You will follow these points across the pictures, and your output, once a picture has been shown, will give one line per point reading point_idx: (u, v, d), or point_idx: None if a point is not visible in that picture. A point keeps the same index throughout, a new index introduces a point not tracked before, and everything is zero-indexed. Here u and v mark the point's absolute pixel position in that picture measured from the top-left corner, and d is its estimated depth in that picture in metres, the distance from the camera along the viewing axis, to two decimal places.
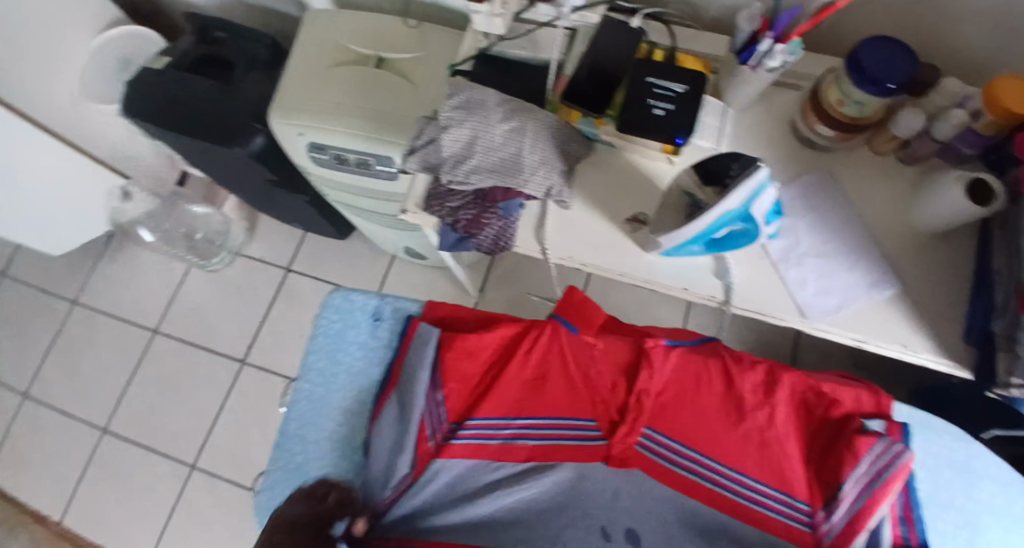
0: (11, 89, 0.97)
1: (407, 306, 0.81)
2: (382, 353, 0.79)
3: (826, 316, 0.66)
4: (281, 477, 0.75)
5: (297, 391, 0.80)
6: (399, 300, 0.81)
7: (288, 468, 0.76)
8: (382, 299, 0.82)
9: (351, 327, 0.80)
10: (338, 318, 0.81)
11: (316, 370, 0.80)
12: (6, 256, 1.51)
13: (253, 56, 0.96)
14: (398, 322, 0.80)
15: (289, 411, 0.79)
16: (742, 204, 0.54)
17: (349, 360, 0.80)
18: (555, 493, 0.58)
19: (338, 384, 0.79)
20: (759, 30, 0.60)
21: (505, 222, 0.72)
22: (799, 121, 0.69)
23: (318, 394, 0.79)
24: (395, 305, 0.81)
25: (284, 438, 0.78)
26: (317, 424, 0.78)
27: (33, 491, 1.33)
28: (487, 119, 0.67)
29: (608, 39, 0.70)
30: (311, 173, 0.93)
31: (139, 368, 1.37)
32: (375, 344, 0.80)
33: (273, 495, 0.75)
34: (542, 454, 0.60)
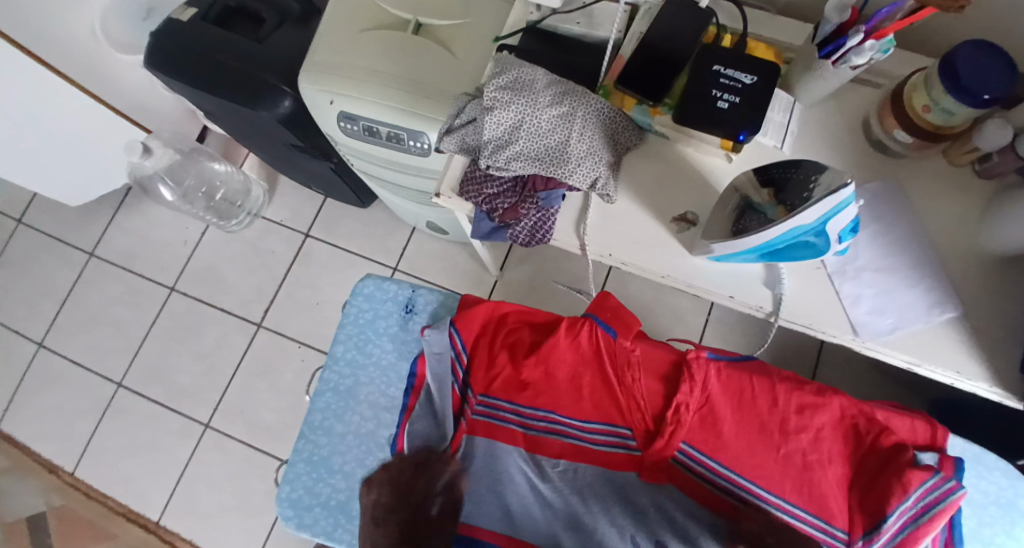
0: (26, 30, 0.93)
1: (439, 300, 0.78)
2: (412, 346, 0.78)
3: (882, 336, 0.61)
4: (305, 469, 0.76)
5: (322, 380, 0.79)
6: (431, 292, 0.78)
7: (312, 461, 0.77)
8: (414, 290, 0.79)
9: (381, 317, 0.78)
10: (368, 306, 0.79)
11: (343, 360, 0.79)
12: (24, 202, 1.49)
13: (285, 12, 0.91)
14: (429, 316, 0.77)
15: (314, 401, 0.79)
16: (819, 217, 0.50)
17: (378, 353, 0.78)
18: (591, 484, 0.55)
19: (364, 376, 0.78)
20: (848, 22, 0.56)
21: (544, 213, 0.67)
22: (873, 121, 0.64)
23: (345, 386, 0.78)
24: (426, 297, 0.78)
25: (308, 429, 0.78)
26: (343, 417, 0.78)
27: (46, 441, 1.35)
28: (535, 101, 0.62)
29: (673, 18, 0.64)
30: (340, 142, 0.89)
31: (153, 325, 1.36)
32: (405, 337, 0.78)
33: (296, 486, 0.76)
34: (576, 453, 0.58)
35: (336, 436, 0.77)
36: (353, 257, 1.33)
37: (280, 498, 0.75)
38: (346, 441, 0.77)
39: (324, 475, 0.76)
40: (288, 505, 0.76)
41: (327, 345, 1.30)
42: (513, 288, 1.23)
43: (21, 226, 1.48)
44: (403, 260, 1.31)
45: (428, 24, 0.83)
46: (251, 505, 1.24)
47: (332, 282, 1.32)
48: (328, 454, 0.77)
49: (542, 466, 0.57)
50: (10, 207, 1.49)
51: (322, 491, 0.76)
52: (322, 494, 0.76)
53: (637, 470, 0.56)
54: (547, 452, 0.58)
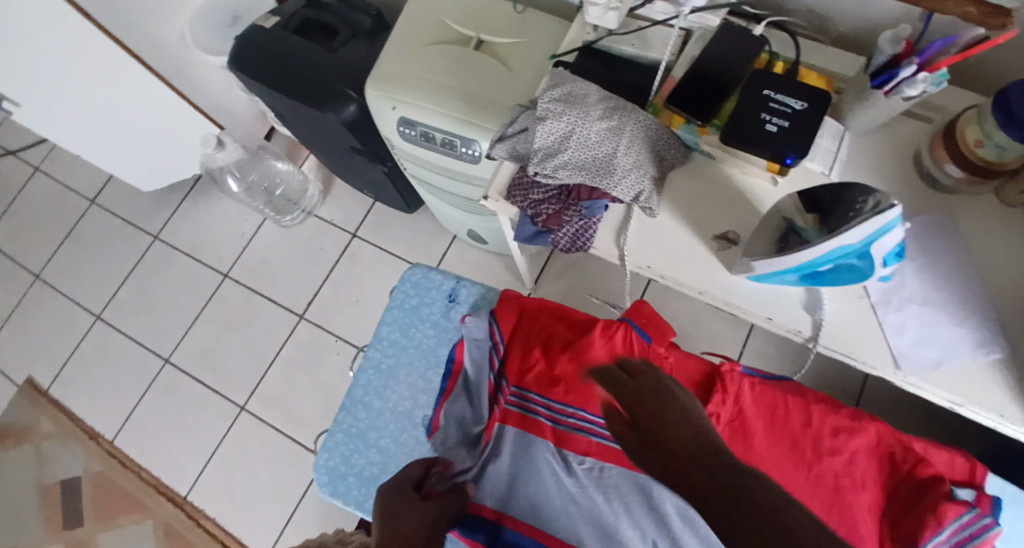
0: (127, 30, 1.03)
1: (482, 293, 0.81)
2: (453, 334, 0.80)
3: (923, 370, 0.60)
4: (343, 439, 0.79)
5: (366, 358, 0.83)
6: (475, 285, 0.81)
7: (350, 433, 0.80)
8: (458, 282, 0.82)
9: (426, 304, 0.82)
10: (414, 292, 0.83)
11: (388, 340, 0.82)
12: (99, 185, 1.61)
13: (357, 26, 0.98)
14: (472, 307, 0.80)
15: (357, 377, 0.82)
16: (864, 238, 0.51)
17: (420, 337, 0.81)
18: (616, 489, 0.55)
19: (406, 358, 0.81)
20: (902, 55, 0.57)
21: (586, 222, 0.69)
22: (924, 154, 0.64)
23: (387, 365, 0.81)
24: (470, 289, 0.82)
25: (349, 402, 0.81)
26: (383, 394, 0.81)
27: (94, 409, 1.43)
28: (586, 114, 0.65)
29: (726, 44, 0.66)
30: (396, 146, 0.94)
31: (205, 309, 1.44)
32: (446, 324, 0.81)
33: (333, 454, 0.79)
34: (603, 452, 0.56)
35: (374, 412, 0.80)
36: (396, 260, 1.38)
37: (317, 464, 0.78)
38: (383, 418, 0.80)
39: (360, 446, 0.79)
40: (324, 472, 0.79)
41: (363, 342, 1.34)
42: None
43: (94, 206, 1.60)
44: (442, 266, 1.35)
45: (489, 41, 0.87)
46: (278, 490, 1.28)
47: (374, 282, 1.37)
48: (366, 427, 0.80)
49: (568, 461, 0.58)
50: (87, 188, 1.62)
51: (357, 462, 0.78)
52: (357, 465, 0.78)
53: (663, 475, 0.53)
54: (574, 448, 0.58)
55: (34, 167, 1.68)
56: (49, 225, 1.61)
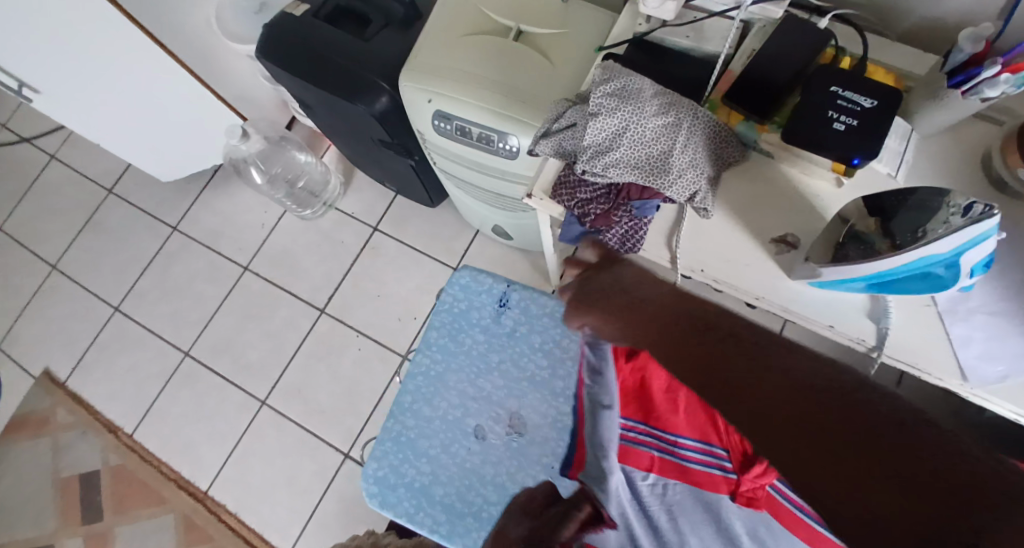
0: (151, 15, 1.00)
1: (535, 297, 0.81)
2: (505, 341, 0.80)
3: (992, 384, 0.57)
4: (392, 448, 0.78)
5: (413, 364, 0.81)
6: (527, 290, 0.81)
7: (399, 442, 0.78)
8: (509, 286, 0.82)
9: (476, 308, 0.81)
10: (463, 296, 0.82)
11: (436, 346, 0.81)
12: (117, 174, 1.59)
13: (390, 14, 0.95)
14: (524, 312, 0.81)
15: (404, 384, 0.81)
16: (953, 249, 0.48)
17: (469, 343, 0.81)
18: (685, 504, 0.52)
19: (456, 364, 0.80)
20: (981, 54, 0.54)
21: (636, 223, 0.66)
22: (995, 158, 0.61)
23: (436, 371, 0.80)
24: (522, 293, 0.81)
25: (398, 410, 0.79)
26: (432, 401, 0.79)
27: (112, 401, 1.42)
28: (641, 110, 0.62)
29: (789, 39, 0.63)
30: (430, 140, 0.91)
31: (224, 301, 1.42)
32: (497, 330, 0.81)
33: (383, 464, 0.77)
34: (665, 467, 0.55)
35: (423, 420, 0.79)
36: (419, 255, 1.35)
37: (366, 474, 0.76)
38: (433, 425, 0.78)
39: (409, 454, 0.77)
40: (373, 482, 0.77)
41: (385, 337, 1.32)
42: None
43: (111, 196, 1.58)
44: (465, 261, 1.33)
45: (530, 32, 0.84)
46: (298, 485, 1.26)
47: (396, 276, 1.35)
48: (415, 435, 0.78)
49: (632, 478, 0.54)
50: (104, 177, 1.60)
51: (406, 473, 0.77)
52: (406, 475, 0.76)
53: (731, 494, 0.51)
54: (637, 465, 0.55)
55: (50, 154, 1.66)
56: (67, 214, 1.59)
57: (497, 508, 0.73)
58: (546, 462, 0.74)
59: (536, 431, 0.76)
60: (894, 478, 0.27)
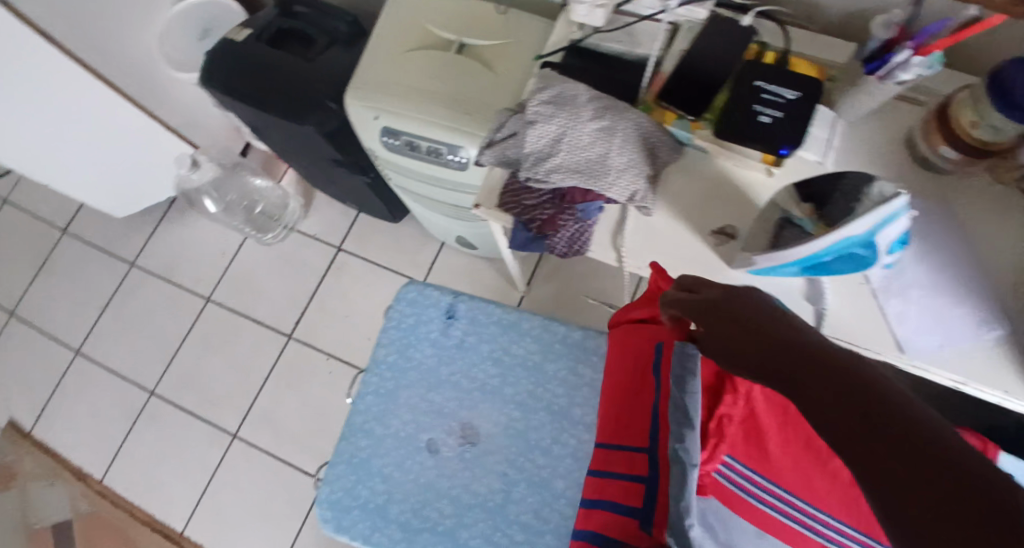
0: (85, 45, 0.99)
1: (481, 306, 0.81)
2: (453, 353, 0.80)
3: (929, 355, 0.60)
4: (345, 470, 0.77)
5: (364, 383, 0.81)
6: (474, 300, 0.81)
7: (352, 463, 0.78)
8: (455, 297, 0.82)
9: (424, 322, 0.81)
10: (411, 311, 0.82)
11: (386, 363, 0.81)
12: (71, 214, 1.56)
13: (333, 33, 0.95)
14: (472, 323, 0.80)
15: (356, 403, 0.81)
16: (868, 230, 0.50)
17: (419, 357, 0.80)
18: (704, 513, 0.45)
19: (406, 381, 0.80)
20: (894, 40, 0.56)
21: (580, 225, 0.68)
22: (918, 138, 0.64)
23: (386, 389, 0.80)
24: (469, 304, 0.81)
25: (349, 431, 0.79)
26: (383, 420, 0.79)
27: (79, 447, 1.38)
28: (577, 115, 0.64)
29: (715, 38, 0.65)
30: (381, 157, 0.92)
31: (189, 334, 1.40)
32: (445, 342, 0.80)
33: (336, 488, 0.77)
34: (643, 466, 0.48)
35: (375, 439, 0.78)
36: (384, 273, 1.35)
37: (319, 499, 0.76)
38: (385, 444, 0.78)
39: (362, 475, 0.77)
40: (327, 506, 0.76)
41: (354, 357, 1.31)
42: (540, 303, 1.26)
43: (66, 236, 1.54)
44: (431, 274, 1.33)
45: (472, 44, 0.85)
46: (275, 515, 1.24)
47: (362, 295, 1.34)
48: (367, 455, 0.78)
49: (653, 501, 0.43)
50: (57, 217, 1.56)
51: (361, 494, 0.76)
52: (361, 496, 0.76)
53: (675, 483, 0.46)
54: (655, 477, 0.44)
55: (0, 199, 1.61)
56: (21, 258, 1.55)
57: (453, 520, 0.73)
58: (500, 470, 0.74)
59: (489, 440, 0.76)
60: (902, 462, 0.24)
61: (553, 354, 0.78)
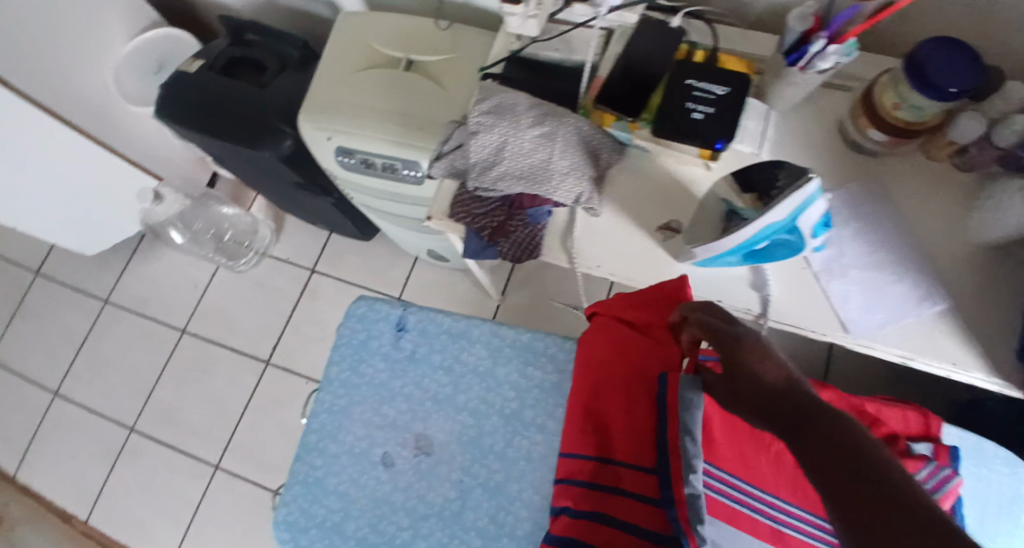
0: (44, 90, 0.99)
1: (429, 316, 0.82)
2: (405, 365, 0.80)
3: (873, 332, 0.61)
4: (300, 491, 0.77)
5: (317, 402, 0.82)
6: (422, 310, 0.82)
7: (308, 483, 0.78)
8: (404, 310, 0.83)
9: (374, 337, 0.82)
10: (361, 327, 0.83)
11: (338, 380, 0.82)
12: (42, 255, 1.55)
13: (285, 59, 0.97)
14: (422, 334, 0.81)
15: (310, 423, 0.81)
16: (789, 215, 0.52)
17: (371, 372, 0.81)
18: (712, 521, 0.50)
19: (359, 396, 0.81)
20: (811, 30, 0.57)
21: (531, 229, 0.70)
22: (847, 124, 0.66)
23: (339, 406, 0.81)
24: (418, 315, 0.82)
25: (303, 451, 0.79)
26: (337, 437, 0.79)
27: (61, 490, 1.36)
28: (517, 123, 0.65)
29: (647, 40, 0.67)
30: (340, 178, 0.93)
31: (166, 367, 1.39)
32: (397, 355, 0.81)
33: (291, 509, 0.77)
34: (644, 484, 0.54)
35: (330, 457, 0.79)
36: (359, 292, 1.36)
37: (275, 521, 0.76)
38: (340, 461, 0.78)
39: (317, 494, 0.77)
40: (284, 528, 0.76)
41: None
42: (515, 311, 1.27)
43: (39, 278, 1.53)
44: (406, 290, 1.34)
45: (419, 60, 0.87)
46: (263, 544, 1.23)
47: (338, 316, 1.35)
48: (322, 474, 0.78)
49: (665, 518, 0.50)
50: (29, 259, 1.55)
51: (317, 513, 0.76)
52: (317, 515, 0.76)
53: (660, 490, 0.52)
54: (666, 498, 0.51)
55: None
56: None
57: (410, 532, 0.74)
58: (455, 478, 0.75)
59: (443, 449, 0.76)
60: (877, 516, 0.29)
61: (503, 358, 0.78)
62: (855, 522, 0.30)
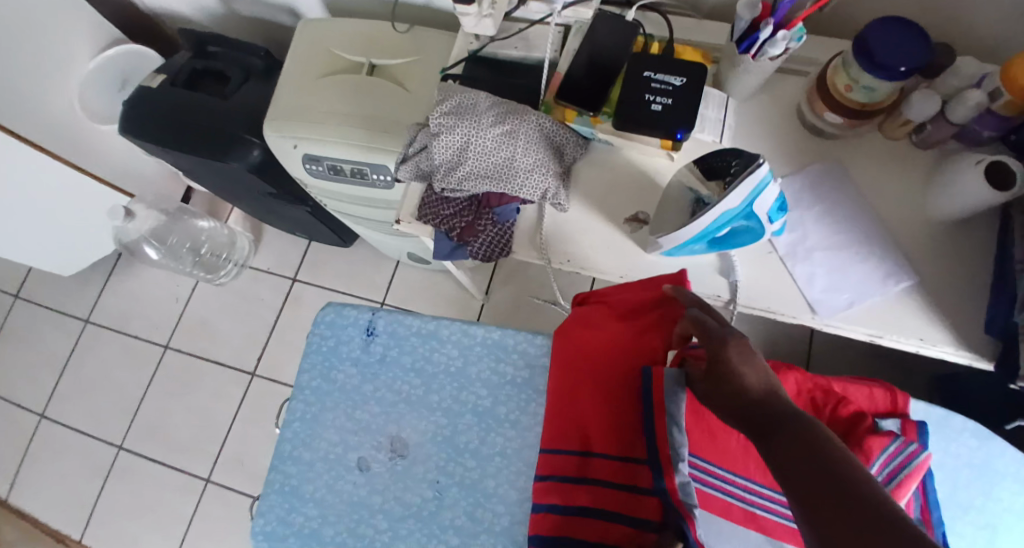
0: (11, 114, 0.98)
1: (398, 318, 0.82)
2: (378, 368, 0.80)
3: (839, 312, 0.62)
4: (276, 501, 0.77)
5: (291, 411, 0.82)
6: (391, 313, 0.82)
7: (284, 493, 0.77)
8: (374, 314, 0.83)
9: (343, 342, 0.82)
10: (330, 333, 0.83)
11: (310, 388, 0.82)
12: (19, 277, 1.53)
13: (249, 69, 0.96)
14: (393, 337, 0.81)
15: (284, 431, 0.81)
16: (744, 201, 0.53)
17: (342, 378, 0.81)
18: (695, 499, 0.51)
19: (331, 402, 0.81)
20: (760, 17, 0.58)
21: (500, 228, 0.70)
22: (805, 107, 0.67)
23: (311, 413, 0.81)
24: (388, 318, 0.82)
25: (278, 460, 0.79)
26: (311, 444, 0.79)
27: (51, 513, 1.35)
28: (479, 122, 0.65)
29: (603, 34, 0.68)
30: (310, 185, 0.92)
31: (150, 384, 1.38)
32: (368, 359, 0.81)
33: (268, 520, 0.76)
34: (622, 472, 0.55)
35: (305, 464, 0.79)
36: (342, 298, 1.35)
37: (253, 531, 0.76)
38: (315, 468, 0.78)
39: (293, 503, 0.77)
40: (262, 538, 0.76)
41: None
42: (499, 309, 1.28)
43: (18, 300, 1.51)
44: (389, 293, 1.33)
45: (382, 64, 0.87)
46: None
47: None
48: (298, 482, 0.78)
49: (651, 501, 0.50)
50: (7, 282, 1.53)
51: (294, 521, 0.76)
52: (295, 523, 0.76)
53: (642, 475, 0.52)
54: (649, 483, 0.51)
55: None
56: None
57: (390, 535, 0.74)
58: (431, 477, 0.75)
59: (417, 450, 0.76)
60: (843, 509, 0.28)
61: (474, 357, 0.79)
62: (818, 519, 0.29)
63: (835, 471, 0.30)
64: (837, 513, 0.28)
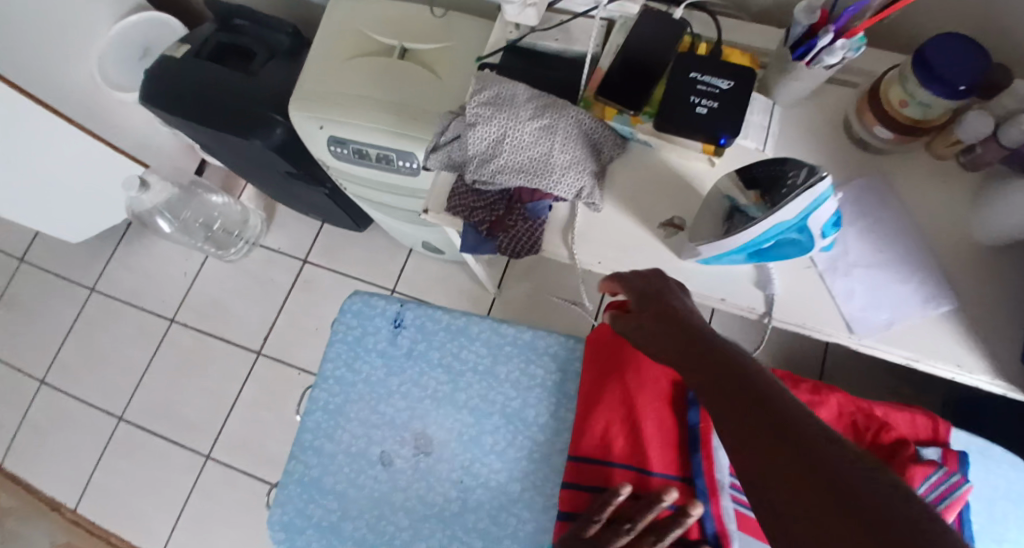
0: (25, 75, 0.96)
1: (427, 313, 0.80)
2: (403, 361, 0.79)
3: (877, 331, 0.60)
4: (295, 491, 0.76)
5: (312, 400, 0.81)
6: (420, 307, 0.81)
7: (303, 484, 0.77)
8: (402, 306, 0.81)
9: (369, 333, 0.80)
10: (356, 323, 0.82)
11: (332, 378, 0.80)
12: (26, 242, 1.51)
13: (275, 46, 0.94)
14: (419, 331, 0.80)
15: (304, 420, 0.80)
16: (799, 214, 0.51)
17: (367, 370, 0.80)
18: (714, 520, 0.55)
19: (354, 393, 0.79)
20: (818, 24, 0.56)
21: (531, 225, 0.68)
22: (852, 119, 0.65)
23: (334, 404, 0.79)
24: (415, 312, 0.81)
25: (298, 449, 0.78)
26: (333, 436, 0.78)
27: (49, 480, 1.35)
28: (517, 115, 0.63)
29: (648, 30, 0.65)
30: (332, 166, 0.90)
31: (155, 358, 1.37)
32: (393, 352, 0.80)
33: (286, 511, 0.76)
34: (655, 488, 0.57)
35: (326, 456, 0.77)
36: (353, 283, 1.34)
37: (269, 520, 0.75)
38: (337, 461, 0.77)
39: (314, 496, 0.76)
40: (279, 529, 0.75)
41: None
42: (512, 304, 1.26)
43: (23, 264, 1.50)
44: (401, 281, 1.32)
45: (413, 49, 0.85)
46: (255, 534, 1.22)
47: (332, 307, 1.33)
48: (318, 474, 0.77)
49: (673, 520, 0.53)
50: (14, 246, 1.52)
51: (313, 513, 0.75)
52: (312, 515, 0.75)
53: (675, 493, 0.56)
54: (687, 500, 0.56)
55: None
56: None
57: (409, 533, 0.73)
58: (455, 478, 0.74)
59: (442, 447, 0.75)
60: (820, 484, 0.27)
61: (502, 356, 0.77)
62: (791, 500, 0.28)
63: (805, 448, 0.29)
64: (814, 490, 0.27)
